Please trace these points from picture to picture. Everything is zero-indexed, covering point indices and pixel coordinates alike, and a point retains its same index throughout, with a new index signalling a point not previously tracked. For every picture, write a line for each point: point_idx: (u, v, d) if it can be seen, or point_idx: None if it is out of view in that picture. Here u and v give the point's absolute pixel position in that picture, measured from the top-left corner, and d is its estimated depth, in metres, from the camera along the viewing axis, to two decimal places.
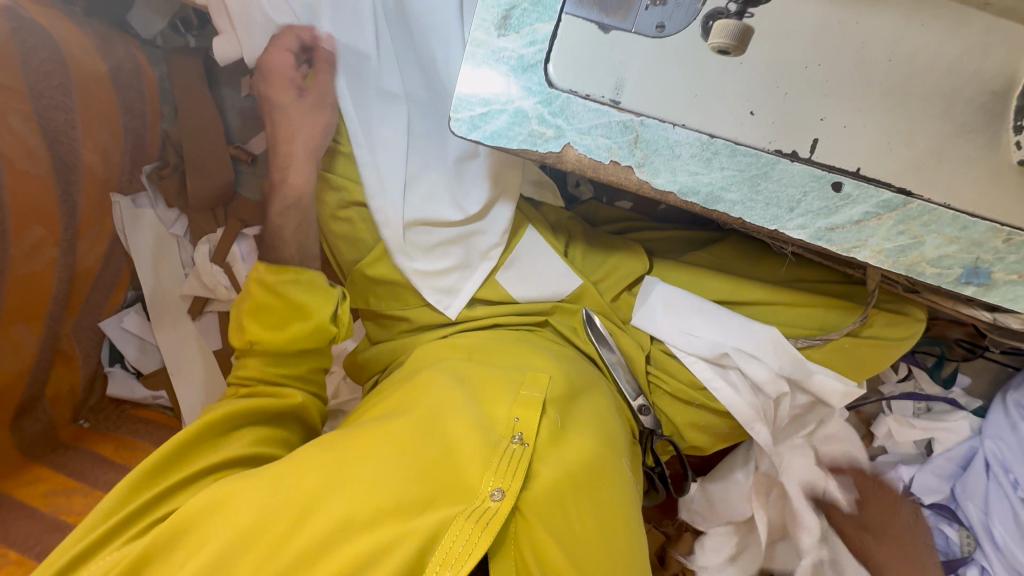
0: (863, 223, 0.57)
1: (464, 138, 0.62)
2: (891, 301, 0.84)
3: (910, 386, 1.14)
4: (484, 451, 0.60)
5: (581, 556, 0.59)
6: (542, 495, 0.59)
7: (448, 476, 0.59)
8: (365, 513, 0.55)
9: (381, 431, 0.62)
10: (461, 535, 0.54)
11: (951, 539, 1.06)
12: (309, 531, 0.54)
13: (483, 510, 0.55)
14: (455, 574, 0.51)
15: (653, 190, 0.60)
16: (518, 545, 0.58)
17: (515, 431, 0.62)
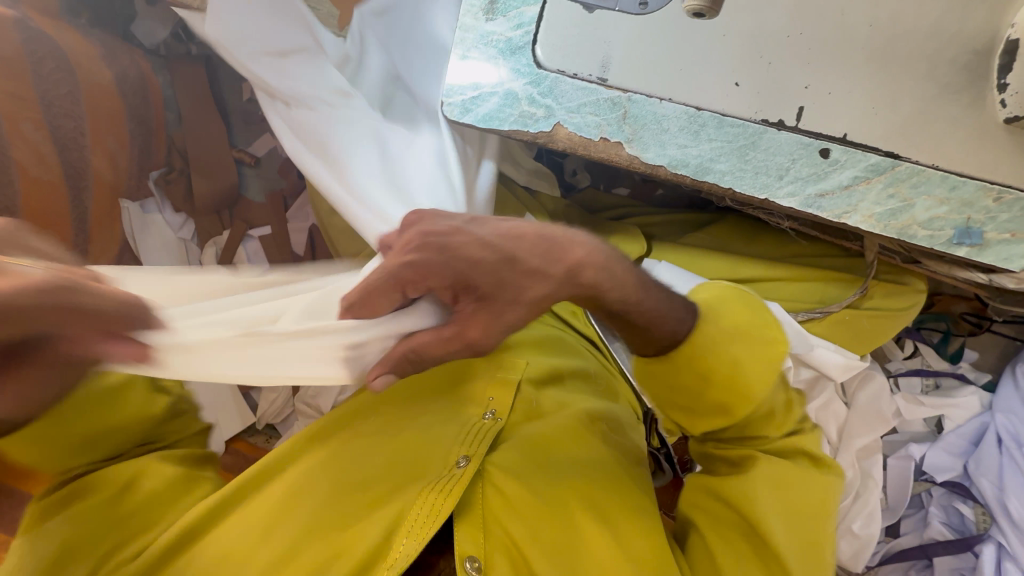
0: (853, 188, 0.58)
1: (457, 122, 0.64)
2: (892, 272, 0.84)
3: (918, 363, 1.13)
4: (455, 430, 0.62)
5: (559, 513, 0.57)
6: (512, 460, 0.60)
7: (416, 455, 0.60)
8: (340, 507, 0.56)
9: (352, 425, 0.65)
10: (425, 503, 0.53)
11: (967, 516, 1.04)
12: (287, 529, 0.55)
13: (449, 477, 0.56)
14: (421, 540, 0.51)
15: (644, 165, 0.61)
16: (489, 510, 0.56)
17: (488, 407, 0.64)
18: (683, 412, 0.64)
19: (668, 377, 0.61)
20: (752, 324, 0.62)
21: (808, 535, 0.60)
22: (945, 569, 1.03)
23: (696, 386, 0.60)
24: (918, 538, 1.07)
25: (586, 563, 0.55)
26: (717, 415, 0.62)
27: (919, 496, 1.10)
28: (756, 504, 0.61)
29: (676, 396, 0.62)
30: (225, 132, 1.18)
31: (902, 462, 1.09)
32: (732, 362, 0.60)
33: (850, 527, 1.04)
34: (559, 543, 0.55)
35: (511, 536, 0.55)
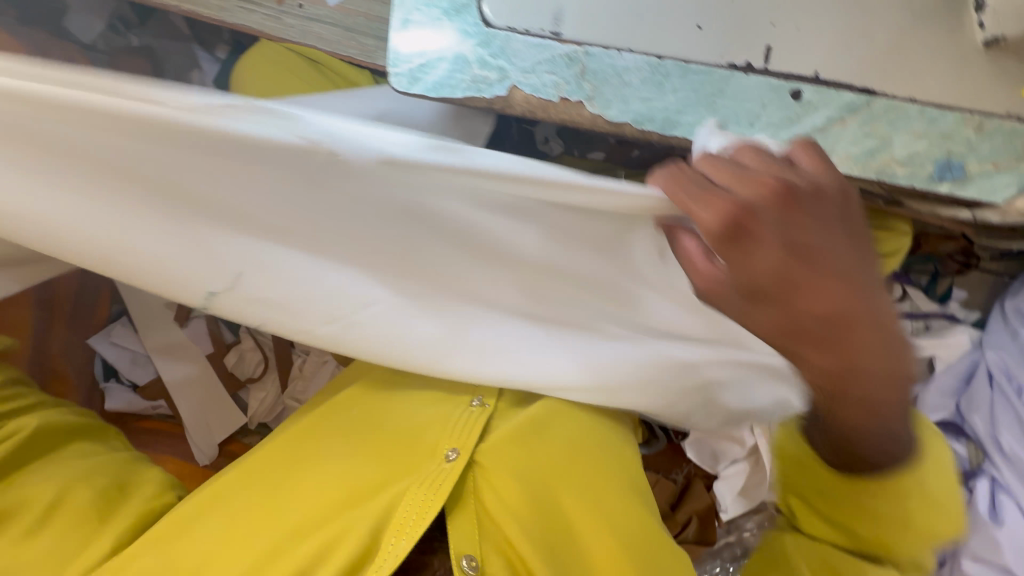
0: (828, 129, 0.55)
1: (406, 93, 0.59)
2: (876, 218, 0.82)
3: (907, 307, 1.12)
4: (439, 421, 0.58)
5: (554, 505, 0.54)
6: (503, 450, 0.56)
7: (400, 452, 0.56)
8: (317, 510, 0.52)
9: (327, 422, 0.61)
10: (415, 501, 0.52)
11: (961, 455, 1.06)
12: (259, 538, 0.51)
13: (438, 471, 0.54)
14: (411, 540, 0.49)
15: (607, 124, 0.57)
16: (479, 501, 0.54)
17: (475, 394, 0.60)
18: (813, 513, 0.55)
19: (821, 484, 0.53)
20: (941, 479, 0.51)
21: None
22: None
23: (849, 503, 0.51)
24: None
25: (582, 559, 0.52)
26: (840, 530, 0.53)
27: None
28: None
29: (817, 500, 0.54)
30: None
31: None
32: (903, 510, 0.49)
33: None
34: (555, 536, 0.52)
35: (505, 531, 0.52)
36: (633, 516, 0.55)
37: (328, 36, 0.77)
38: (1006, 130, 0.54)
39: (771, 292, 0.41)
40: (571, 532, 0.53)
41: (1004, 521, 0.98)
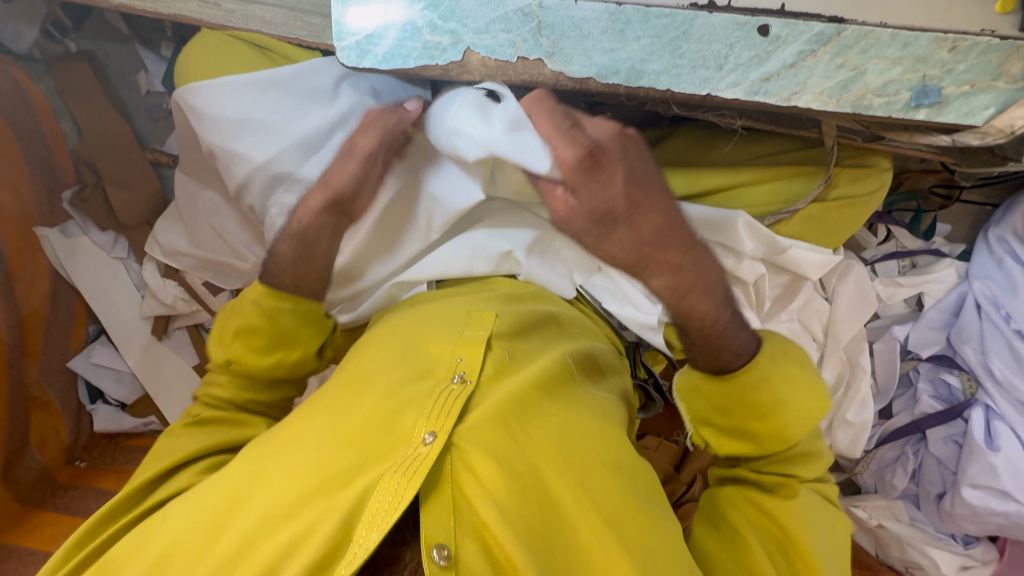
0: (798, 65, 0.53)
1: (356, 68, 0.57)
2: (853, 155, 0.80)
3: (893, 246, 1.12)
4: (418, 403, 0.57)
5: (535, 482, 0.54)
6: (482, 430, 0.55)
7: (375, 438, 0.55)
8: (286, 503, 0.52)
9: (305, 415, 0.61)
10: (387, 491, 0.50)
11: (954, 386, 1.07)
12: (230, 534, 0.51)
13: (414, 457, 0.52)
14: (381, 531, 0.48)
15: (570, 81, 0.55)
16: (458, 488, 0.53)
17: (456, 371, 0.60)
18: (718, 434, 0.62)
19: (713, 394, 0.60)
20: (800, 366, 0.60)
21: (842, 559, 0.58)
22: (938, 438, 1.08)
23: (742, 412, 0.59)
24: (911, 415, 1.11)
25: (563, 540, 0.52)
26: (748, 442, 0.60)
27: (908, 375, 1.13)
28: (808, 535, 0.57)
29: (714, 416, 0.61)
30: (130, 132, 1.02)
31: (888, 345, 1.11)
32: (780, 398, 0.58)
33: (845, 416, 1.09)
34: (535, 515, 0.52)
35: (482, 517, 0.51)
36: (612, 492, 0.56)
37: (272, 19, 0.72)
38: (982, 47, 0.51)
39: (619, 216, 0.49)
40: (555, 511, 0.53)
41: (1001, 447, 0.99)
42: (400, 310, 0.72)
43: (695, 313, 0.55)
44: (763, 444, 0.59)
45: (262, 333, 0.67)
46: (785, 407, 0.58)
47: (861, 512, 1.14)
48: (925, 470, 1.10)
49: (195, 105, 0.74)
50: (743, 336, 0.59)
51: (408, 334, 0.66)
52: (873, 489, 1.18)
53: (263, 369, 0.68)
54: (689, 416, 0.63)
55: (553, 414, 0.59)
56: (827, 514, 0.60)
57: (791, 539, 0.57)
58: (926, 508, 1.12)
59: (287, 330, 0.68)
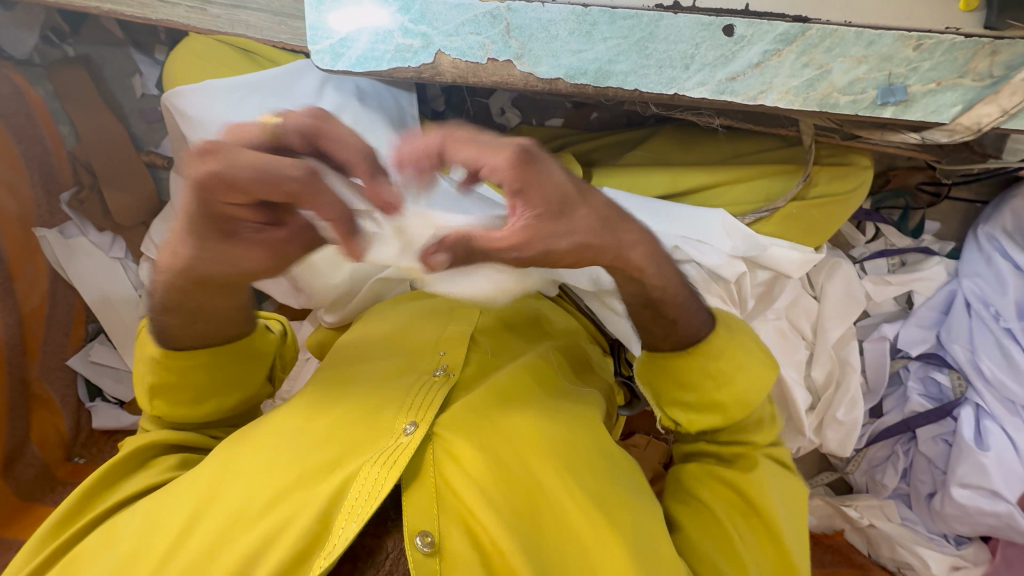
0: (764, 64, 0.53)
1: (331, 71, 0.59)
2: (833, 154, 0.81)
3: (882, 244, 1.12)
4: (400, 395, 0.58)
5: (518, 470, 0.54)
6: (465, 420, 0.56)
7: (357, 431, 0.56)
8: (265, 495, 0.52)
9: (288, 409, 0.61)
10: (368, 480, 0.51)
11: (944, 384, 1.07)
12: (207, 530, 0.51)
13: (396, 447, 0.53)
14: (362, 519, 0.48)
15: (540, 82, 0.56)
16: (441, 477, 0.53)
17: (439, 364, 0.61)
18: (686, 411, 0.62)
19: (672, 370, 0.60)
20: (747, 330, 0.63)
21: (801, 530, 0.59)
22: (927, 437, 1.07)
23: (702, 385, 0.60)
24: (901, 413, 1.11)
25: (551, 526, 0.53)
26: (714, 412, 0.60)
27: (897, 373, 1.13)
28: (771, 504, 0.57)
29: (678, 393, 0.61)
30: (126, 135, 1.05)
31: (876, 344, 1.11)
32: (740, 365, 0.60)
33: (835, 415, 1.09)
34: (519, 502, 0.53)
35: (467, 503, 0.52)
36: (596, 479, 0.56)
37: (256, 23, 0.74)
38: (947, 46, 0.51)
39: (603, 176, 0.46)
40: (540, 497, 0.54)
41: (990, 446, 0.99)
42: (379, 312, 0.74)
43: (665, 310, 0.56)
44: (726, 412, 0.60)
45: (186, 381, 0.63)
46: (740, 375, 0.59)
47: (852, 512, 1.14)
48: (916, 469, 1.10)
49: (183, 108, 0.76)
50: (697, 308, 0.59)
51: (391, 333, 0.67)
52: (864, 488, 1.18)
53: (199, 416, 0.66)
54: (655, 397, 0.63)
55: (535, 403, 0.60)
56: (790, 482, 0.62)
57: (756, 511, 0.58)
58: (917, 507, 1.12)
59: (206, 378, 0.64)
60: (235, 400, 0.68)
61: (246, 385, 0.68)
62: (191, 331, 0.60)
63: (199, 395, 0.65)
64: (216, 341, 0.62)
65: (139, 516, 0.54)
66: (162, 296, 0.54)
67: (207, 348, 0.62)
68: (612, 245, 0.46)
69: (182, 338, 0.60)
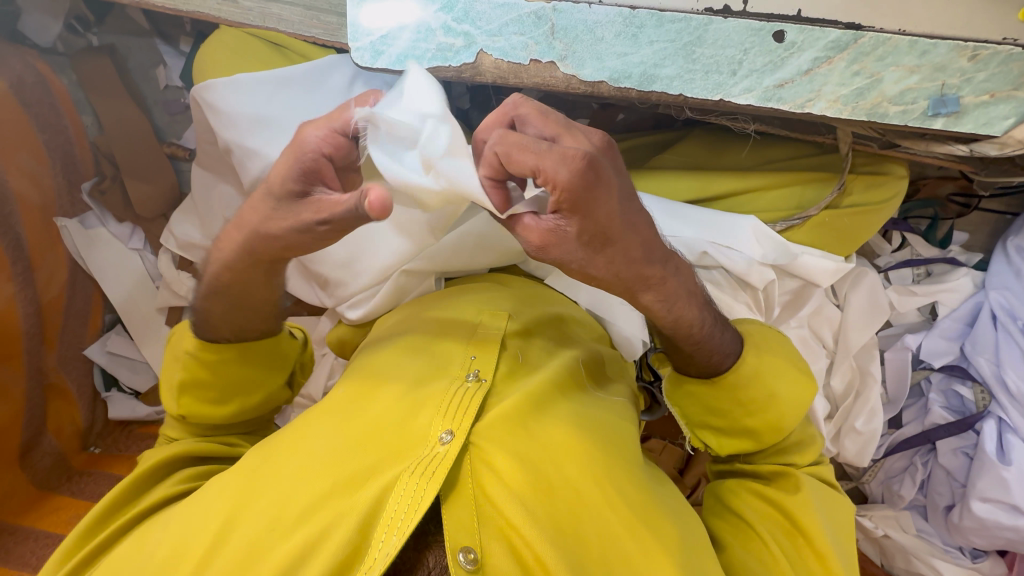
0: (814, 72, 0.52)
1: (371, 68, 0.57)
2: (869, 163, 0.80)
3: (907, 254, 1.11)
4: (433, 401, 0.58)
5: (555, 479, 0.54)
6: (500, 428, 0.56)
7: (391, 438, 0.55)
8: (302, 505, 0.52)
9: (319, 412, 0.61)
10: (407, 492, 0.50)
11: (966, 398, 1.06)
12: (243, 540, 0.51)
13: (432, 457, 0.53)
14: (404, 532, 0.49)
15: (582, 84, 0.55)
16: (479, 487, 0.53)
17: (470, 369, 0.61)
18: (718, 435, 0.63)
19: (702, 396, 0.61)
20: (783, 352, 0.62)
21: (848, 544, 0.59)
22: (947, 450, 1.06)
23: (735, 411, 0.60)
24: (921, 425, 1.10)
25: (592, 535, 0.52)
26: (747, 438, 0.62)
27: (919, 385, 1.12)
28: (817, 524, 0.57)
29: (708, 417, 0.62)
30: (148, 126, 1.04)
31: (899, 354, 1.10)
32: (772, 392, 0.59)
33: (854, 425, 1.08)
34: (558, 511, 0.53)
35: (506, 515, 0.51)
36: (631, 490, 0.56)
37: (288, 17, 0.73)
38: (1003, 57, 0.50)
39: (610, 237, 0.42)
40: (578, 505, 0.53)
41: (1012, 460, 0.97)
42: (403, 316, 0.73)
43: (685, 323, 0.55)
44: (760, 437, 0.61)
45: (215, 374, 0.64)
46: (775, 398, 0.59)
47: (867, 522, 1.14)
48: (934, 482, 1.10)
49: (212, 102, 0.75)
50: (727, 337, 0.59)
51: (418, 338, 0.67)
52: (880, 498, 1.18)
53: (223, 416, 0.66)
54: (685, 420, 0.64)
55: (568, 412, 0.60)
56: (831, 498, 0.61)
57: (800, 530, 0.57)
58: (933, 519, 1.11)
59: (236, 374, 0.65)
60: (257, 401, 0.68)
61: (269, 388, 0.68)
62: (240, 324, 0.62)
63: (225, 395, 0.66)
64: (246, 336, 0.64)
65: (171, 525, 0.54)
66: (215, 276, 0.57)
67: (238, 344, 0.64)
68: (625, 280, 0.47)
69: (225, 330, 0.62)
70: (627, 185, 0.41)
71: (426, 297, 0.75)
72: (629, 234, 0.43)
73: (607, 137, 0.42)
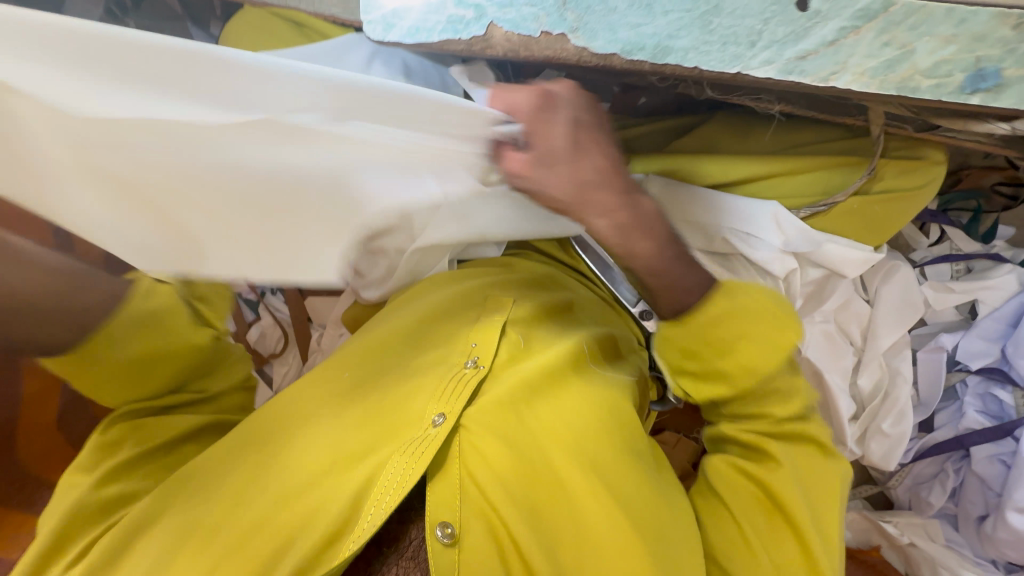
0: (839, 43, 0.49)
1: (382, 40, 0.62)
2: (905, 147, 0.75)
3: (946, 248, 1.04)
4: (430, 385, 0.58)
5: (543, 468, 0.54)
6: (492, 414, 0.56)
7: (388, 420, 0.56)
8: (297, 482, 0.52)
9: (322, 388, 0.61)
10: (396, 472, 0.50)
11: (1006, 402, 1.01)
12: (247, 511, 0.51)
13: (423, 438, 0.53)
14: (389, 509, 0.48)
15: (594, 57, 0.54)
16: (466, 471, 0.53)
17: (470, 355, 0.61)
18: (692, 379, 0.61)
19: (676, 341, 0.59)
20: (769, 297, 0.58)
21: (830, 533, 0.57)
22: (982, 457, 1.01)
23: (704, 353, 0.58)
24: (954, 430, 1.05)
25: (576, 529, 0.51)
26: (722, 384, 0.59)
27: (954, 388, 1.06)
28: (794, 499, 0.56)
29: (682, 360, 0.60)
30: None
31: (934, 355, 1.05)
32: (744, 334, 0.57)
33: (880, 427, 1.05)
34: (543, 500, 0.52)
35: (490, 498, 0.51)
36: (623, 481, 0.54)
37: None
38: None
39: (558, 155, 0.46)
40: (564, 496, 0.53)
41: None
42: (410, 297, 0.74)
43: (638, 257, 0.53)
44: (732, 379, 0.58)
45: (116, 372, 0.56)
46: (747, 342, 0.57)
47: (890, 528, 1.10)
48: (966, 490, 1.05)
49: None
50: (699, 271, 0.57)
51: (418, 323, 0.67)
52: (907, 505, 1.14)
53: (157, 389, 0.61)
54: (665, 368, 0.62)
55: (567, 399, 0.59)
56: (813, 467, 0.60)
57: (780, 510, 0.56)
58: (964, 529, 1.07)
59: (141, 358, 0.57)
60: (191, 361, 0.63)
61: (198, 348, 0.62)
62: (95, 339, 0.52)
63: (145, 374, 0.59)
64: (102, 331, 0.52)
65: (201, 493, 0.53)
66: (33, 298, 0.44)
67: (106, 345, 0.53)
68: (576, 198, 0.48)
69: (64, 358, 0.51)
70: (577, 120, 0.48)
71: (428, 283, 0.76)
72: (575, 156, 0.47)
73: (574, 85, 0.50)
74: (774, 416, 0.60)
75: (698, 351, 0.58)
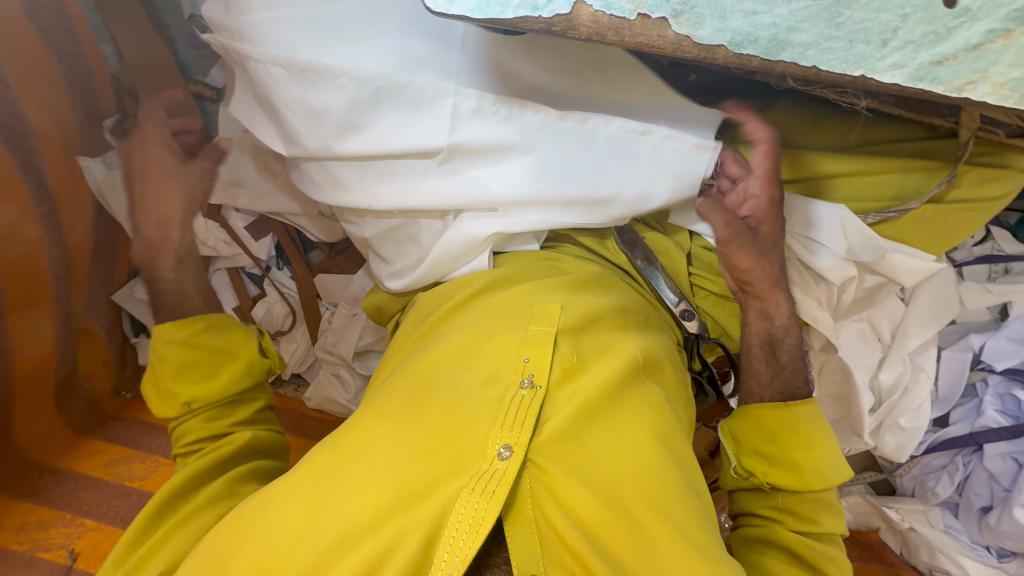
0: (983, 48, 0.43)
1: (443, 15, 0.49)
2: (986, 152, 0.71)
3: (988, 248, 1.02)
4: (489, 411, 0.56)
5: (612, 502, 0.54)
6: (559, 448, 0.55)
7: (449, 450, 0.53)
8: (361, 519, 0.49)
9: (371, 414, 0.58)
10: (468, 510, 0.50)
11: None
12: (309, 552, 0.48)
13: (491, 473, 0.52)
14: (469, 551, 0.49)
15: (696, 47, 0.46)
16: (535, 505, 0.53)
17: (524, 374, 0.59)
18: (762, 463, 0.72)
19: (764, 420, 0.72)
20: (827, 428, 0.72)
21: None
22: (994, 453, 1.04)
23: (787, 439, 0.70)
24: (969, 426, 1.07)
25: (647, 565, 0.52)
26: (790, 473, 0.69)
27: (974, 386, 1.08)
28: None
29: (764, 443, 0.72)
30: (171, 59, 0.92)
31: (959, 354, 1.05)
32: (824, 437, 0.71)
33: (897, 421, 1.06)
34: (614, 536, 0.53)
35: (567, 542, 0.52)
36: (684, 510, 0.55)
37: None
38: None
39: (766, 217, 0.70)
40: (634, 531, 0.53)
41: None
42: (452, 305, 0.70)
43: (772, 298, 0.74)
44: (802, 474, 0.69)
45: (195, 356, 0.74)
46: (822, 444, 0.70)
47: (892, 513, 1.14)
48: (973, 482, 1.08)
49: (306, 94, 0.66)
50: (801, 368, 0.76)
51: (465, 337, 0.63)
52: (910, 492, 1.16)
53: (220, 390, 0.75)
54: (736, 446, 0.74)
55: (628, 426, 0.58)
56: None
57: None
58: (964, 518, 1.10)
59: (211, 348, 0.76)
60: (243, 383, 0.77)
61: (252, 363, 0.78)
62: (187, 315, 0.78)
63: (218, 366, 0.76)
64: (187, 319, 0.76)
65: (254, 527, 0.51)
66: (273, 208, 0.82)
67: (186, 338, 0.74)
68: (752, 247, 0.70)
69: (179, 322, 0.75)
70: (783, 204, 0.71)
71: (473, 291, 0.70)
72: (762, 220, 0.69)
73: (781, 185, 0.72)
74: (822, 524, 0.69)
75: (792, 425, 0.71)
